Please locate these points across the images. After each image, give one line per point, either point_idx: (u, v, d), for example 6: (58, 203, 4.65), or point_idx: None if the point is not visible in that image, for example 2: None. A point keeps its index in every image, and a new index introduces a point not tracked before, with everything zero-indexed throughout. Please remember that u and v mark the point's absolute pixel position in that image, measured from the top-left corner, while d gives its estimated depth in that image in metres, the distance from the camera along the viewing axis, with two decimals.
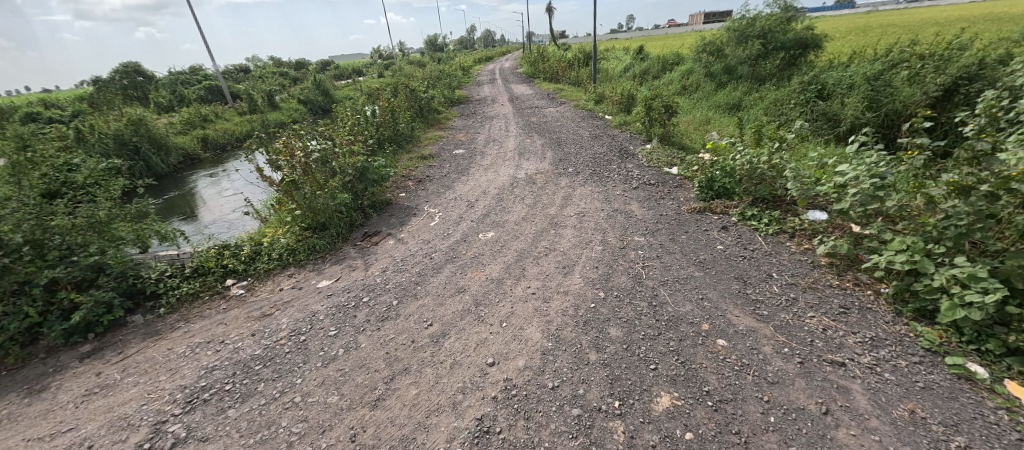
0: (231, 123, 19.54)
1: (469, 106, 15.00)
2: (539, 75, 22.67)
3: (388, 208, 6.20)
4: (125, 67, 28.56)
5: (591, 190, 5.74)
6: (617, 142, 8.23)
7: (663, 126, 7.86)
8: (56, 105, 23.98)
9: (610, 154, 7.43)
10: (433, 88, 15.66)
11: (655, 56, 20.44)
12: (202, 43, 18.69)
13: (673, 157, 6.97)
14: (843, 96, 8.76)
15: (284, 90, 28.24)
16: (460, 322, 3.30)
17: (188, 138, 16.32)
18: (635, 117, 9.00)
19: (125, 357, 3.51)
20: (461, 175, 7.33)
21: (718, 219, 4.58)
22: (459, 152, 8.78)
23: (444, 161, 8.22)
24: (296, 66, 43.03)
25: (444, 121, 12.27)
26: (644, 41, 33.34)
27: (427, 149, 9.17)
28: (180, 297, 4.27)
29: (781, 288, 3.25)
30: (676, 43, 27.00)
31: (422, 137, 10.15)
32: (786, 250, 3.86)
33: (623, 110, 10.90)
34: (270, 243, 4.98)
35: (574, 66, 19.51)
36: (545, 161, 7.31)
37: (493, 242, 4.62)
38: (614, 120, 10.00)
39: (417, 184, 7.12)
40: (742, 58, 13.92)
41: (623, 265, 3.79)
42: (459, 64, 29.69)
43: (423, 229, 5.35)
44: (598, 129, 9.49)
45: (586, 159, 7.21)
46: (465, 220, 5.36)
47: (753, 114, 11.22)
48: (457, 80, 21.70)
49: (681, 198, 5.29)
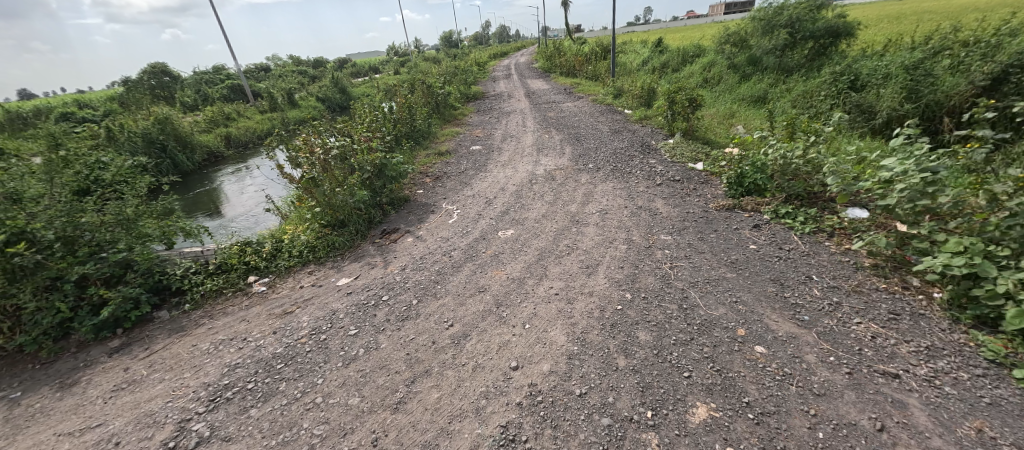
0: (253, 121, 19.92)
1: (486, 102, 14.91)
2: (555, 69, 22.41)
3: (406, 205, 6.17)
4: (153, 68, 29.48)
5: (613, 186, 5.57)
6: (638, 137, 8.01)
7: (686, 120, 7.61)
8: (89, 105, 24.94)
9: (632, 149, 7.23)
10: (449, 84, 15.61)
11: (675, 48, 19.93)
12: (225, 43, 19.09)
13: (697, 152, 6.74)
14: (878, 87, 8.32)
15: (304, 88, 28.70)
16: (481, 322, 3.21)
17: (212, 136, 16.72)
18: (657, 111, 8.75)
19: (151, 353, 3.55)
20: (479, 172, 7.25)
21: (749, 217, 4.37)
22: (476, 148, 8.71)
23: (461, 158, 8.16)
24: (315, 64, 43.68)
25: (461, 117, 12.20)
26: (662, 33, 32.60)
27: (444, 145, 9.13)
28: (204, 294, 4.32)
29: (823, 292, 3.06)
30: (696, 35, 26.28)
31: (439, 133, 10.10)
32: (825, 250, 3.65)
33: (644, 104, 10.62)
34: (291, 241, 4.99)
35: (592, 60, 19.18)
36: (564, 157, 7.16)
37: (513, 240, 4.53)
38: (635, 115, 9.75)
39: (434, 181, 7.08)
40: (767, 49, 13.42)
41: (649, 265, 3.64)
42: (474, 60, 29.61)
43: (442, 227, 5.28)
44: (618, 124, 9.28)
45: (607, 155, 7.02)
46: (484, 218, 5.27)
47: (780, 106, 10.79)
48: (473, 76, 21.63)
49: (708, 194, 5.08)
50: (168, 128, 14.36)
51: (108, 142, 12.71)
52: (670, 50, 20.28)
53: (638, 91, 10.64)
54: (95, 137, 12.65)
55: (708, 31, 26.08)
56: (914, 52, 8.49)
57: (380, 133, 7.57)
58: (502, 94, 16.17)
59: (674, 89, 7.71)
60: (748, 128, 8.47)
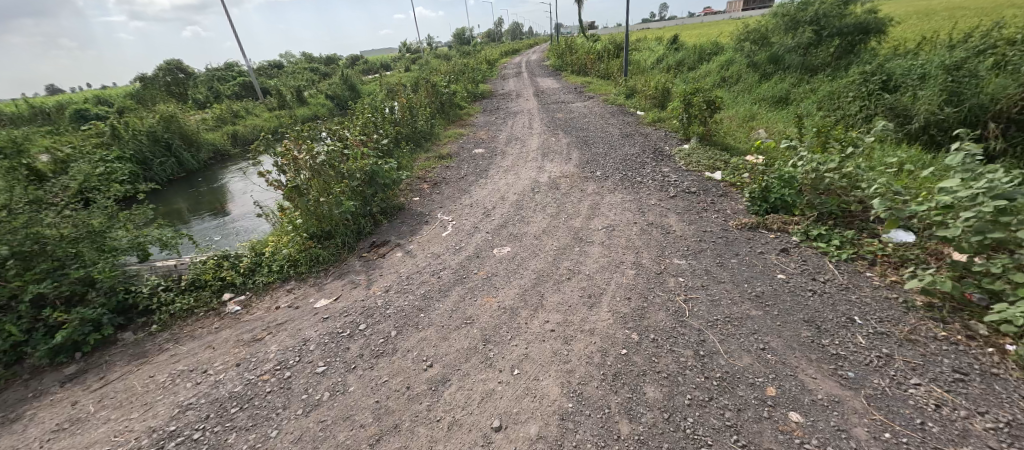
0: (261, 118, 19.84)
1: (493, 101, 14.48)
2: (566, 67, 21.86)
3: (399, 215, 5.80)
4: (168, 65, 29.75)
5: (622, 198, 5.10)
6: (651, 142, 7.49)
7: (703, 124, 7.07)
8: (104, 102, 25.23)
9: (644, 155, 6.73)
10: (456, 83, 15.22)
11: (691, 46, 19.22)
12: (234, 41, 19.01)
13: (715, 159, 6.21)
14: (915, 89, 7.65)
15: (314, 85, 28.63)
16: (464, 364, 2.80)
17: (219, 134, 16.63)
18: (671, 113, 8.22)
19: (105, 384, 3.23)
20: (479, 178, 6.84)
21: (775, 238, 3.86)
22: (479, 151, 8.30)
23: (462, 162, 7.75)
24: (326, 61, 43.72)
25: (466, 117, 11.78)
26: (678, 30, 31.83)
27: (446, 148, 8.74)
28: (173, 314, 3.99)
29: (869, 340, 2.57)
30: (714, 32, 25.43)
31: (442, 135, 9.71)
32: (867, 283, 3.14)
33: (657, 106, 10.07)
34: (271, 254, 4.65)
35: (604, 57, 18.59)
36: (571, 163, 6.70)
37: (509, 259, 4.09)
38: (647, 117, 9.21)
39: (431, 187, 6.69)
40: (789, 47, 12.70)
41: (661, 297, 3.17)
42: (484, 57, 29.18)
43: (434, 240, 4.88)
44: (630, 126, 8.78)
45: (617, 161, 6.53)
46: (479, 231, 4.86)
47: (803, 108, 10.14)
48: (482, 74, 21.21)
49: (728, 209, 4.57)
50: (174, 126, 14.26)
51: (114, 141, 12.63)
52: (686, 48, 19.57)
53: (652, 91, 10.07)
54: (101, 136, 12.59)
55: (726, 28, 25.20)
56: (955, 51, 7.80)
57: (376, 137, 7.20)
58: (511, 93, 15.71)
59: (690, 91, 7.17)
60: (770, 133, 7.89)
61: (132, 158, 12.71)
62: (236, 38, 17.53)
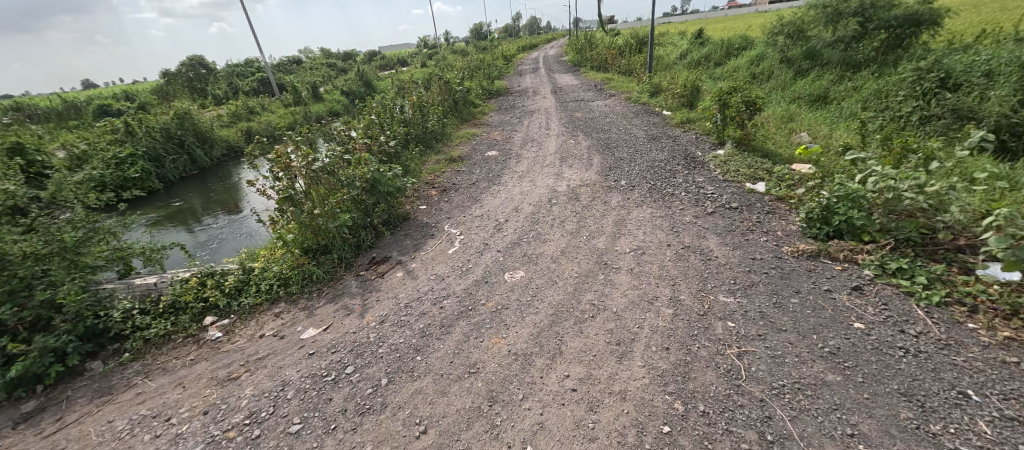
0: (276, 115, 19.72)
1: (509, 98, 13.92)
2: (585, 63, 21.14)
3: (403, 225, 5.31)
4: (189, 61, 30.12)
5: (652, 214, 4.48)
6: (680, 146, 6.82)
7: (740, 127, 6.38)
8: (127, 97, 25.61)
9: (674, 161, 6.08)
10: (471, 80, 14.72)
11: (718, 40, 18.25)
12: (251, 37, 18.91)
13: (756, 168, 5.53)
14: (982, 88, 6.78)
15: (330, 81, 28.56)
16: (464, 432, 2.28)
17: (234, 131, 16.53)
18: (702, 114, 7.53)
19: (60, 428, 2.83)
20: (491, 184, 6.31)
21: (843, 272, 3.22)
22: (492, 154, 7.77)
23: (474, 166, 7.22)
24: (344, 57, 43.83)
25: (480, 116, 11.25)
26: (701, 24, 30.74)
27: (458, 150, 8.25)
28: (148, 340, 3.59)
29: (997, 430, 1.95)
30: (742, 26, 24.18)
31: (454, 135, 9.21)
32: (973, 339, 2.50)
33: (685, 106, 9.34)
34: (260, 272, 4.21)
35: (625, 53, 17.79)
36: (592, 170, 6.10)
37: (522, 287, 3.55)
38: (674, 119, 8.51)
39: (440, 194, 6.19)
40: (829, 41, 11.73)
41: (708, 350, 2.58)
42: (501, 52, 28.58)
43: (439, 259, 4.38)
44: (656, 128, 8.10)
45: (644, 168, 5.90)
46: (489, 250, 4.33)
47: (847, 108, 9.28)
48: (498, 70, 20.64)
49: (779, 231, 3.91)
50: (188, 123, 14.15)
51: (127, 138, 12.55)
52: (712, 42, 18.56)
53: (679, 90, 9.35)
54: (115, 133, 12.52)
55: (755, 21, 23.92)
56: None
57: (383, 139, 6.74)
58: (528, 91, 15.10)
59: (726, 90, 6.47)
60: (814, 137, 7.12)
61: (145, 155, 12.62)
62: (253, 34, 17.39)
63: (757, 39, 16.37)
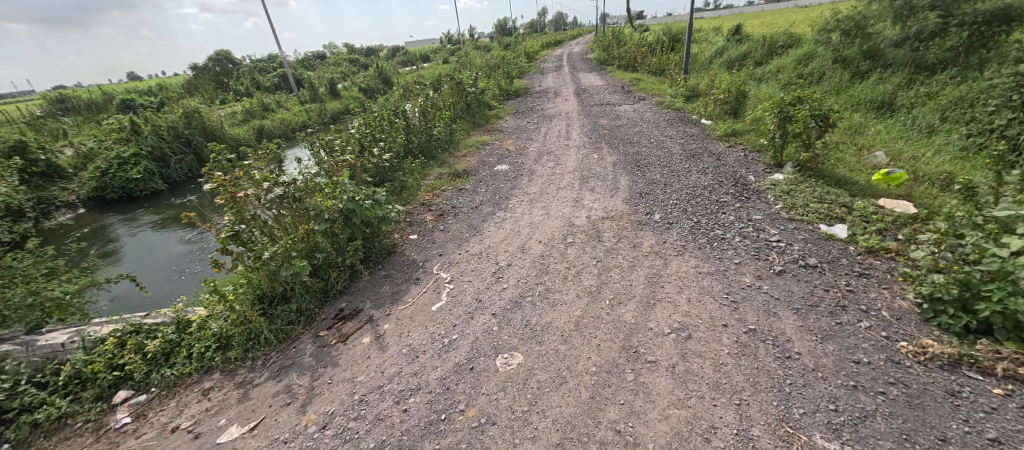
0: (291, 111, 19.29)
1: (528, 100, 12.92)
2: (611, 61, 19.89)
3: (385, 262, 4.40)
4: (215, 55, 30.32)
5: (699, 270, 3.40)
6: (726, 166, 5.66)
7: (804, 147, 5.17)
8: (153, 92, 25.85)
9: (721, 188, 4.93)
10: (488, 80, 13.77)
11: (759, 37, 16.67)
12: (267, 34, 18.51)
13: (830, 203, 4.35)
14: None
15: (350, 78, 28.17)
16: None
17: (246, 126, 16.02)
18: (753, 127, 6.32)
19: None
20: (497, 208, 5.34)
21: (1009, 404, 2.09)
22: (502, 168, 6.80)
23: (479, 183, 6.25)
24: (367, 52, 43.64)
25: (495, 121, 10.25)
26: (738, 19, 28.81)
27: (465, 162, 7.30)
28: (35, 427, 2.78)
29: None
30: (782, 22, 22.21)
31: (462, 143, 8.28)
32: None
33: (728, 114, 8.09)
34: (197, 329, 3.37)
35: (657, 51, 16.45)
36: (619, 196, 5.03)
37: (517, 384, 2.56)
38: (717, 131, 7.32)
39: (436, 219, 5.27)
40: (896, 40, 10.12)
41: None
42: (523, 49, 27.45)
43: (418, 318, 3.42)
44: (695, 141, 6.94)
45: (684, 197, 4.79)
46: (483, 310, 3.35)
47: (922, 117, 7.81)
48: (518, 68, 19.59)
49: (884, 312, 2.78)
50: (196, 121, 13.52)
51: (133, 137, 12.10)
52: (752, 39, 16.90)
53: (722, 95, 8.11)
54: (122, 131, 12.11)
55: (799, 18, 21.90)
56: None
57: (376, 152, 5.85)
58: (549, 91, 14.00)
59: (788, 101, 5.27)
60: (893, 160, 5.83)
61: (150, 154, 12.12)
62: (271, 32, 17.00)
63: (805, 36, 14.67)
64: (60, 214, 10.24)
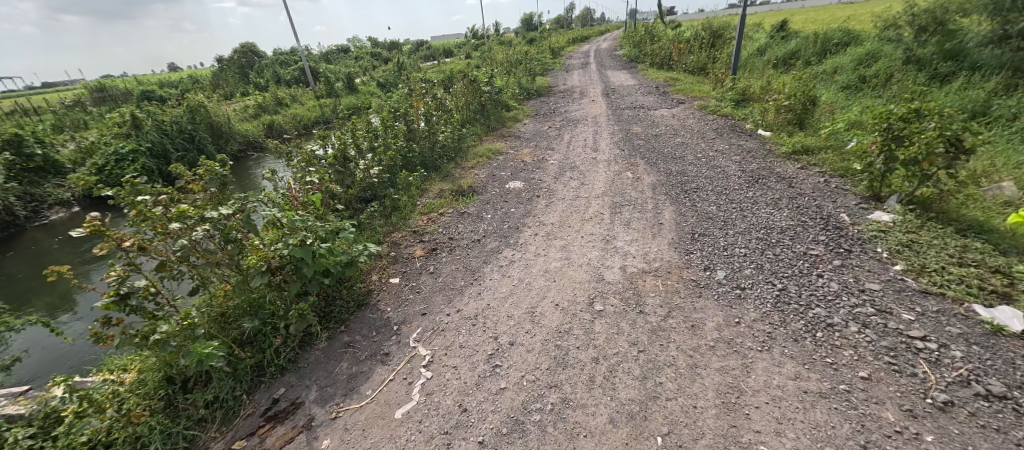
0: (305, 106, 18.61)
1: (551, 100, 11.72)
2: (643, 58, 18.42)
3: (351, 320, 3.33)
4: (240, 48, 30.33)
5: (804, 389, 2.18)
6: (804, 198, 4.37)
7: (919, 178, 3.84)
8: (176, 83, 25.78)
9: (806, 232, 3.67)
10: (508, 78, 12.64)
11: (812, 32, 14.87)
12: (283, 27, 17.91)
13: (981, 266, 3.02)
14: None
15: (370, 72, 27.49)
16: None
17: (256, 122, 15.39)
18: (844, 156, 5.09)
19: None
20: (504, 244, 4.22)
21: None
22: (514, 185, 5.67)
23: (486, 206, 5.12)
24: (391, 46, 43.11)
25: (512, 125, 9.11)
26: (782, 15, 26.68)
27: (472, 175, 6.18)
28: None
29: None
30: (829, 19, 20.20)
31: (472, 152, 7.18)
32: None
33: (792, 124, 6.70)
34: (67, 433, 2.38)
35: (696, 48, 14.91)
36: (665, 237, 3.85)
37: None
38: (781, 148, 5.99)
39: (427, 255, 4.18)
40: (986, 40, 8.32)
41: None
42: (547, 44, 26.16)
43: (372, 434, 2.34)
44: (755, 160, 5.64)
45: (756, 243, 3.56)
46: (466, 432, 2.24)
47: None
48: (542, 65, 18.36)
49: None
50: (200, 116, 12.49)
51: (133, 132, 11.11)
52: (801, 36, 15.15)
53: (785, 102, 6.72)
54: (123, 126, 11.20)
55: (849, 14, 19.81)
56: None
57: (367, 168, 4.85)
58: (575, 91, 12.74)
59: (896, 115, 3.97)
60: None
61: (150, 151, 11.13)
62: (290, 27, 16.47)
63: (865, 33, 12.89)
64: (52, 213, 9.67)
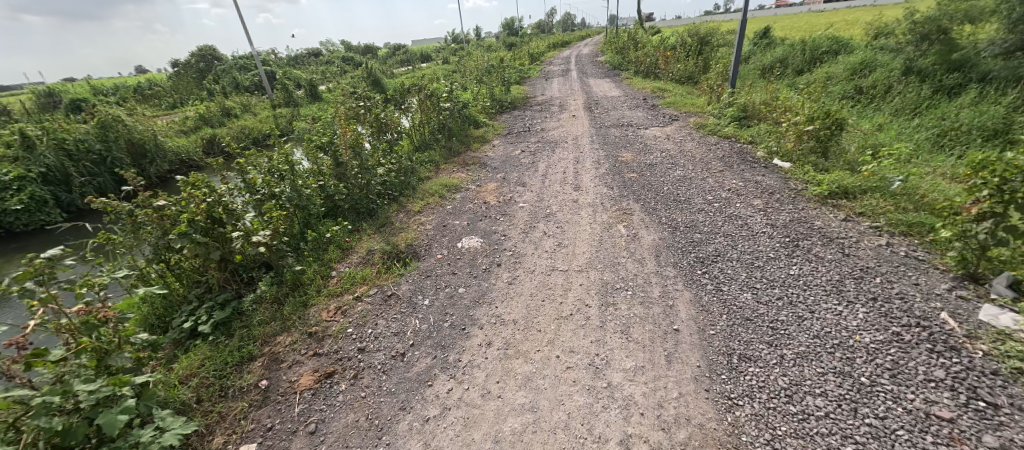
0: (258, 116, 16.74)
1: (528, 114, 10.36)
2: (628, 66, 17.29)
3: None
4: (199, 52, 28.10)
5: None
6: (873, 281, 3.06)
7: None
8: (119, 89, 23.27)
9: (908, 359, 2.34)
10: (480, 89, 11.21)
11: (805, 38, 13.95)
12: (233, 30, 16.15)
13: None
14: None
15: (338, 77, 25.64)
16: None
17: (194, 135, 13.43)
18: (909, 216, 3.89)
19: None
20: (440, 362, 2.75)
21: None
22: (470, 244, 4.23)
23: (425, 281, 3.66)
24: (365, 50, 41.12)
25: (479, 147, 7.68)
26: (763, 22, 26.22)
27: (415, 225, 4.71)
28: None
29: None
30: (806, 26, 19.61)
31: (423, 188, 5.72)
32: None
33: (815, 154, 5.48)
34: None
35: (684, 54, 13.81)
36: (689, 362, 2.46)
37: None
38: (810, 190, 4.72)
39: (316, 385, 2.67)
40: (1003, 48, 7.34)
41: None
42: (526, 50, 24.82)
43: None
44: (782, 208, 4.37)
45: (840, 387, 2.21)
46: None
47: None
48: (520, 73, 17.03)
49: None
50: (117, 132, 10.58)
51: (23, 153, 9.11)
52: (786, 42, 14.26)
53: (806, 127, 5.50)
54: (10, 146, 9.17)
55: (825, 23, 19.28)
56: None
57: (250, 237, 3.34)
58: (553, 104, 11.36)
59: (1015, 166, 2.74)
60: None
61: (44, 176, 9.15)
62: (243, 30, 14.92)
63: (857, 40, 12.03)
64: None
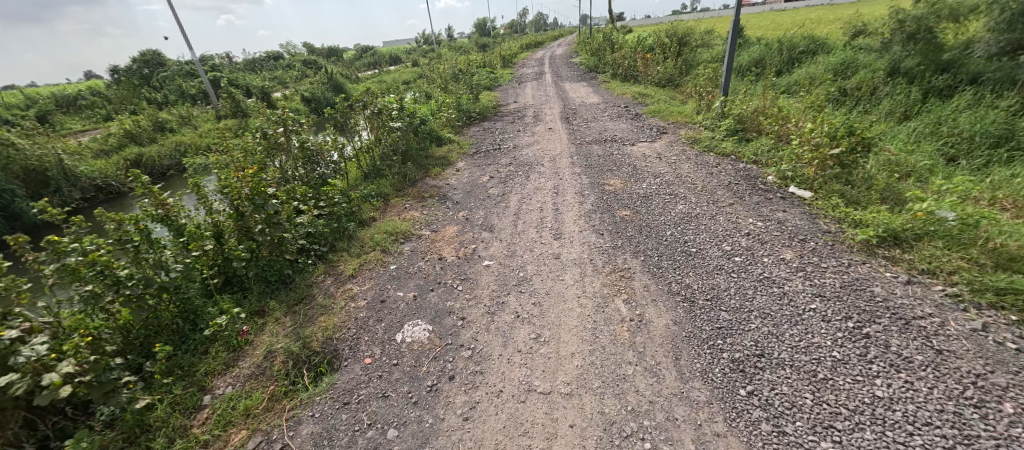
0: (199, 129, 14.99)
1: (498, 126, 9.23)
2: (604, 68, 16.39)
3: None
4: (141, 56, 25.68)
5: None
6: (1004, 411, 2.05)
7: None
8: (43, 99, 20.74)
9: None
10: (445, 98, 9.99)
11: (785, 36, 13.28)
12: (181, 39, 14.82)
13: None
14: None
15: (296, 83, 23.81)
16: None
17: (115, 156, 11.58)
18: (996, 279, 2.91)
19: None
20: None
21: None
22: (414, 333, 3.04)
23: (339, 414, 2.45)
24: (329, 53, 39.04)
25: (439, 172, 6.48)
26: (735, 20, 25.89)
27: (342, 302, 3.47)
28: None
29: None
30: (775, 26, 19.13)
31: (362, 237, 4.46)
32: None
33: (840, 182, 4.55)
34: None
35: (664, 56, 12.98)
36: None
37: None
38: (849, 234, 3.75)
39: None
40: (997, 48, 6.37)
41: None
42: (497, 52, 23.69)
43: None
44: (824, 264, 3.36)
45: None
46: None
47: None
48: (491, 78, 15.91)
49: None
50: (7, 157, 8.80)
51: None
52: (762, 42, 13.58)
53: (830, 150, 4.55)
54: None
55: (795, 22, 18.91)
56: None
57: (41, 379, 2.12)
58: (526, 113, 10.22)
59: None
60: None
61: None
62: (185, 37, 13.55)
63: (836, 41, 11.42)
64: None
